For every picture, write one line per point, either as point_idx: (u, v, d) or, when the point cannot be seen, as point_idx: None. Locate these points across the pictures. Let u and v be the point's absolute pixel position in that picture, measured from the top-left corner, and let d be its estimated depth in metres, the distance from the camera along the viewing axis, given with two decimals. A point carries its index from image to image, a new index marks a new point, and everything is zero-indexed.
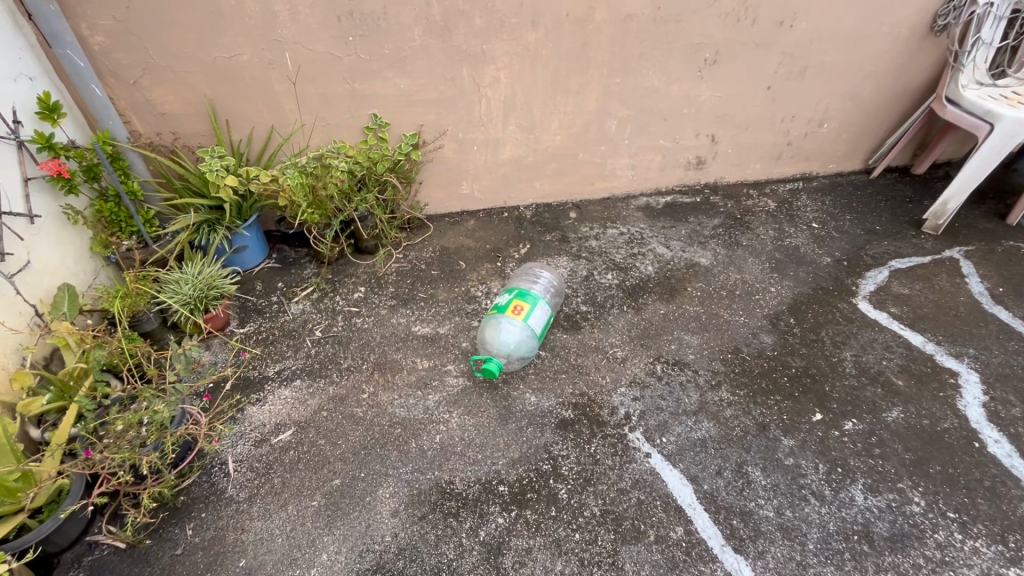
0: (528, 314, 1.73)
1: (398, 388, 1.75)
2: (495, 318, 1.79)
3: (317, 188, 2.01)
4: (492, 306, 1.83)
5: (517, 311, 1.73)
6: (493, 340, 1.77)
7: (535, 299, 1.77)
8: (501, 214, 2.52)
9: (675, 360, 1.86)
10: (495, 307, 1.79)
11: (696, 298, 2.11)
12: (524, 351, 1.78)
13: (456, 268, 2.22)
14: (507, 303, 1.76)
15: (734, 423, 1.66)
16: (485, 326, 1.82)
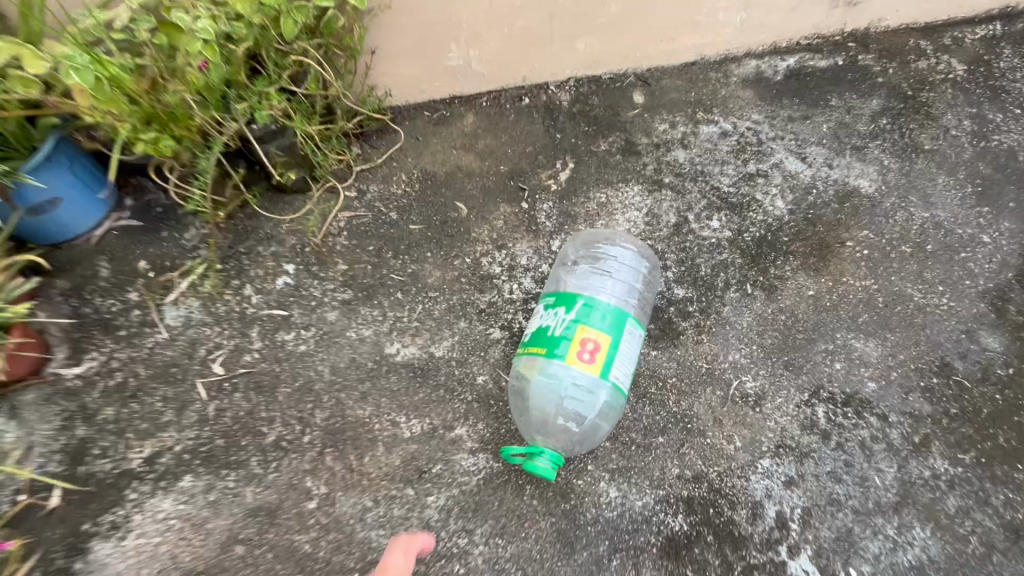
0: (609, 363, 0.91)
1: (375, 485, 0.99)
2: (541, 365, 0.96)
3: (155, 82, 1.04)
4: (531, 335, 0.98)
5: (588, 359, 0.90)
6: (541, 409, 0.96)
7: (619, 328, 0.92)
8: (519, 102, 1.47)
9: (846, 396, 1.09)
10: (540, 345, 0.94)
11: (863, 264, 1.25)
12: (600, 421, 0.98)
13: (454, 218, 1.29)
14: (566, 342, 0.91)
15: (964, 529, 0.97)
16: (522, 373, 0.99)
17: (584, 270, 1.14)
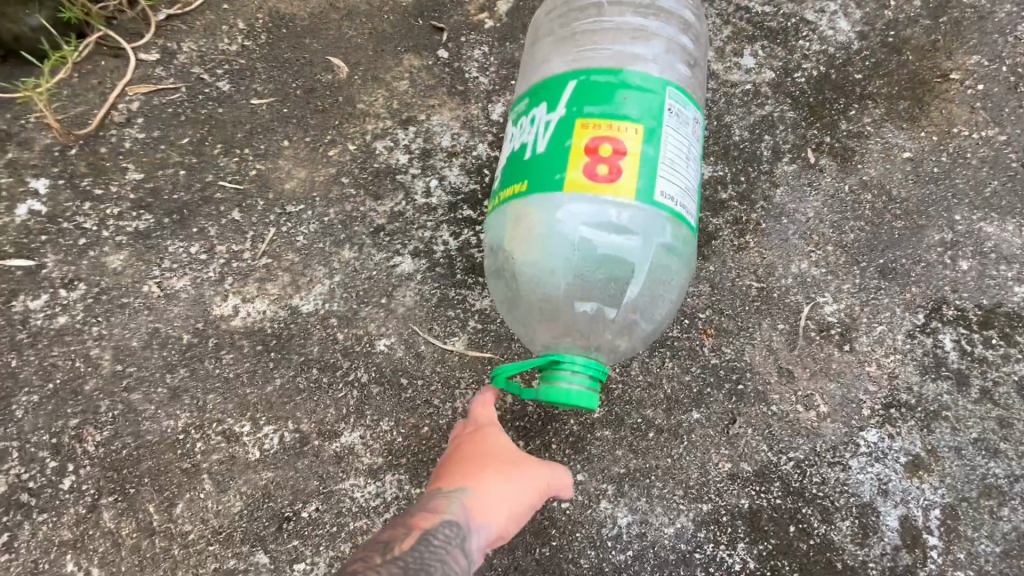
0: (646, 173, 0.51)
1: (206, 548, 0.56)
2: (527, 217, 0.55)
3: None
4: (501, 174, 0.57)
5: (611, 174, 0.51)
6: (543, 292, 0.56)
7: (649, 112, 0.53)
8: None
9: (985, 313, 0.67)
10: (518, 178, 0.53)
11: (979, 104, 0.80)
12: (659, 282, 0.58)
13: (327, 84, 0.77)
14: (563, 155, 0.51)
15: None
16: (497, 243, 0.59)
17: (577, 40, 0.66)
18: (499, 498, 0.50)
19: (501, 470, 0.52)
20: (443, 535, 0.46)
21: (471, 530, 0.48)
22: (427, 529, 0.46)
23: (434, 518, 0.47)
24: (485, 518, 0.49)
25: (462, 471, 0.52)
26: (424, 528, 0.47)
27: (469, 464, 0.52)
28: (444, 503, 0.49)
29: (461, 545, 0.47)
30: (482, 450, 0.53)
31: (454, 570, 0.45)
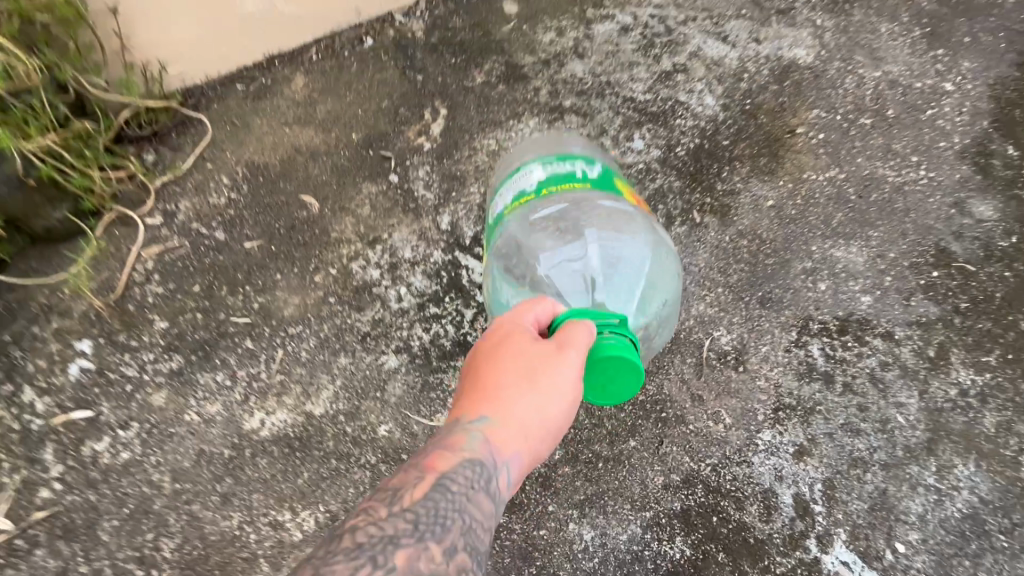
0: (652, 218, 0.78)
1: None
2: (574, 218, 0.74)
3: None
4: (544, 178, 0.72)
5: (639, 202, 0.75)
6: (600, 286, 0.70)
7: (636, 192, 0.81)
8: (359, 46, 1.11)
9: (841, 321, 0.87)
10: (572, 181, 0.71)
11: (821, 150, 1.02)
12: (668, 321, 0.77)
13: (304, 219, 0.95)
14: (606, 180, 0.73)
15: (1013, 448, 0.78)
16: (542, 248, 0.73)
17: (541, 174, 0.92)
18: (533, 421, 0.54)
19: (529, 382, 0.54)
20: (466, 470, 0.51)
21: (502, 455, 0.53)
22: (457, 461, 0.51)
23: (464, 448, 0.52)
24: (520, 441, 0.53)
25: (478, 398, 0.55)
26: (440, 471, 0.51)
27: (502, 380, 0.55)
28: (462, 438, 0.53)
29: (490, 478, 0.51)
30: (506, 363, 0.55)
31: (477, 511, 0.50)
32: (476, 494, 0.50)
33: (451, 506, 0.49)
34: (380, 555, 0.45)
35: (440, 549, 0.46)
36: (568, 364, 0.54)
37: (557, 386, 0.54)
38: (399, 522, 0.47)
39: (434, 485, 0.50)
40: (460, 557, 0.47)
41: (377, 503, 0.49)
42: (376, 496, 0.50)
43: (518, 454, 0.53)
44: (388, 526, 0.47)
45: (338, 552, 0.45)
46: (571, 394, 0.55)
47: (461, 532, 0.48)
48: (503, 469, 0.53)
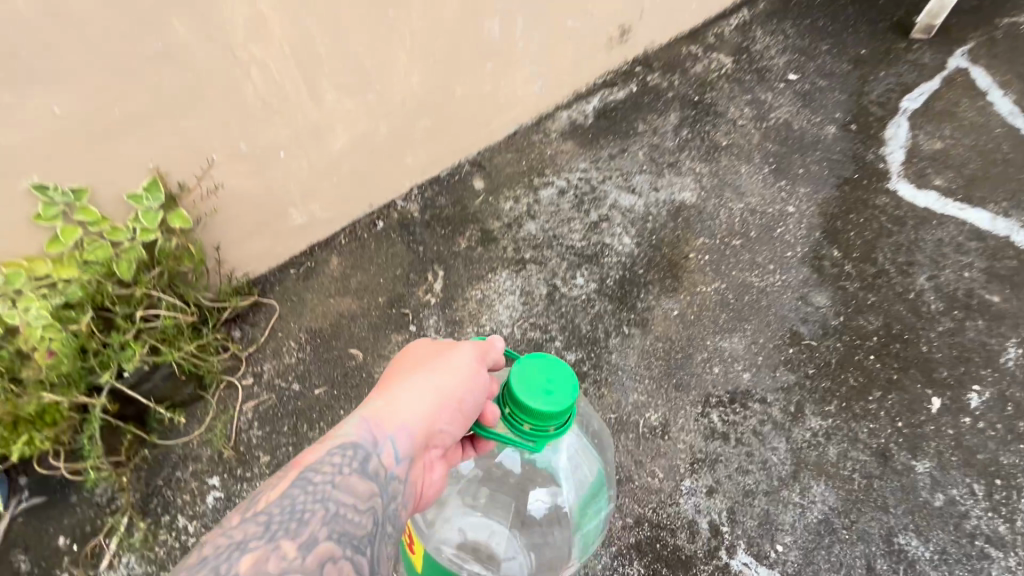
0: None
1: None
2: None
3: (25, 390, 1.10)
4: None
5: None
6: None
7: None
8: (375, 228, 1.55)
9: (731, 395, 1.26)
10: None
11: (707, 268, 1.45)
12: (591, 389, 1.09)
13: (353, 367, 1.35)
14: None
15: (849, 469, 1.17)
16: None
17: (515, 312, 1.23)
18: (423, 397, 0.72)
19: (418, 375, 0.74)
20: (337, 450, 0.66)
21: (384, 421, 0.70)
22: (336, 436, 0.68)
23: (349, 424, 0.69)
24: (400, 411, 0.71)
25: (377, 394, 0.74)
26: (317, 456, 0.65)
27: (396, 383, 0.74)
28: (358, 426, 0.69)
29: (369, 449, 0.67)
30: (405, 379, 0.74)
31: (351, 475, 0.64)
32: (342, 466, 0.65)
33: (310, 495, 0.61)
34: (223, 565, 0.54)
35: (293, 546, 0.57)
36: (454, 352, 0.77)
37: (445, 377, 0.73)
38: (250, 528, 0.58)
39: (298, 475, 0.63)
40: (321, 546, 0.58)
41: (236, 515, 0.60)
42: (236, 513, 0.60)
43: (404, 422, 0.70)
44: (235, 541, 0.57)
45: (187, 569, 0.54)
46: (461, 372, 0.74)
47: (323, 523, 0.60)
48: (382, 433, 0.69)
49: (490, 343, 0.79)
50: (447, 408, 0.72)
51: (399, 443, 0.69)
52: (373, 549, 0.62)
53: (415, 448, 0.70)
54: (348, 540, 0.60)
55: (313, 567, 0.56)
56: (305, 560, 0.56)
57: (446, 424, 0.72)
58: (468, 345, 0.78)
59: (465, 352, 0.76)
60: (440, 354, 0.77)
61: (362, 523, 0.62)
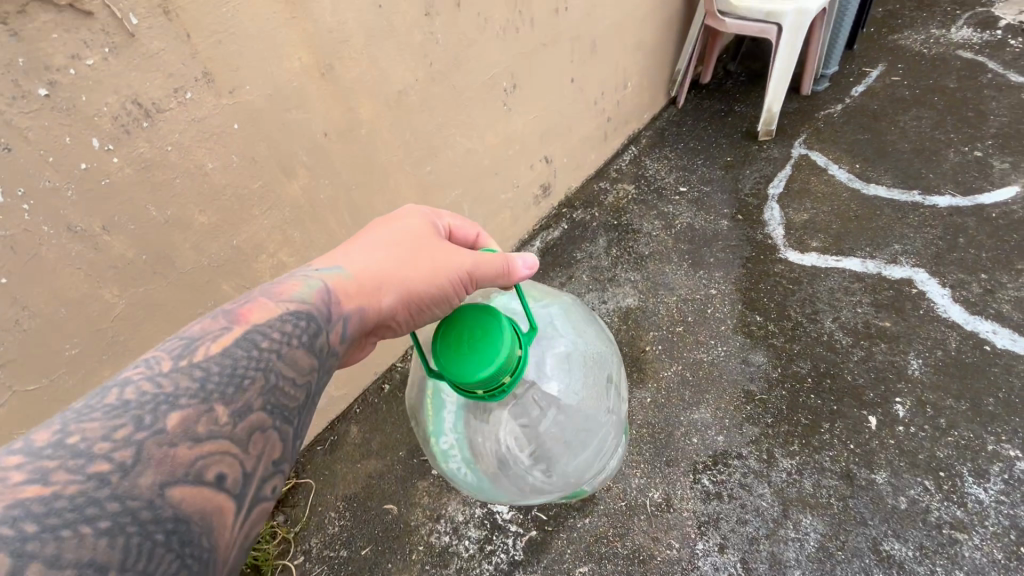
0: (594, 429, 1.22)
1: None
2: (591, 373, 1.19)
3: None
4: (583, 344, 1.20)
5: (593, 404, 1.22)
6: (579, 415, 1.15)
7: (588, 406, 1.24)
8: (382, 391, 1.82)
9: (712, 458, 1.50)
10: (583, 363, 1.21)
11: (664, 355, 1.75)
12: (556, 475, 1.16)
13: (390, 520, 1.53)
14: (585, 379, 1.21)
15: (825, 496, 1.38)
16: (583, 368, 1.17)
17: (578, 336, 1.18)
18: (384, 290, 0.86)
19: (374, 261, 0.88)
20: (289, 318, 0.73)
21: (340, 300, 0.80)
22: (287, 304, 0.74)
23: (306, 295, 0.77)
24: (354, 294, 0.82)
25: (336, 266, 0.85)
26: (266, 316, 0.72)
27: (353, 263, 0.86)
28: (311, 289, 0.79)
29: (321, 321, 0.76)
30: (360, 259, 0.87)
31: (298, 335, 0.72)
32: (293, 335, 0.71)
33: (253, 358, 0.66)
34: (148, 417, 0.56)
35: (225, 410, 0.61)
36: (418, 250, 0.91)
37: (412, 279, 0.87)
38: (180, 379, 0.61)
39: (242, 333, 0.68)
40: (254, 415, 0.62)
41: (168, 361, 0.62)
42: (164, 360, 0.63)
43: (360, 303, 0.82)
44: (162, 391, 0.59)
45: (105, 411, 0.56)
46: (431, 277, 0.88)
47: (260, 392, 0.64)
48: (336, 311, 0.79)
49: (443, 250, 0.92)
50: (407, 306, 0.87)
51: (350, 321, 0.81)
52: (301, 421, 0.67)
53: (362, 326, 0.83)
54: (280, 412, 0.65)
55: (242, 432, 0.61)
56: (235, 427, 0.61)
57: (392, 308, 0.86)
58: (441, 249, 0.91)
59: (437, 259, 0.89)
60: (403, 253, 0.89)
61: (295, 396, 0.67)
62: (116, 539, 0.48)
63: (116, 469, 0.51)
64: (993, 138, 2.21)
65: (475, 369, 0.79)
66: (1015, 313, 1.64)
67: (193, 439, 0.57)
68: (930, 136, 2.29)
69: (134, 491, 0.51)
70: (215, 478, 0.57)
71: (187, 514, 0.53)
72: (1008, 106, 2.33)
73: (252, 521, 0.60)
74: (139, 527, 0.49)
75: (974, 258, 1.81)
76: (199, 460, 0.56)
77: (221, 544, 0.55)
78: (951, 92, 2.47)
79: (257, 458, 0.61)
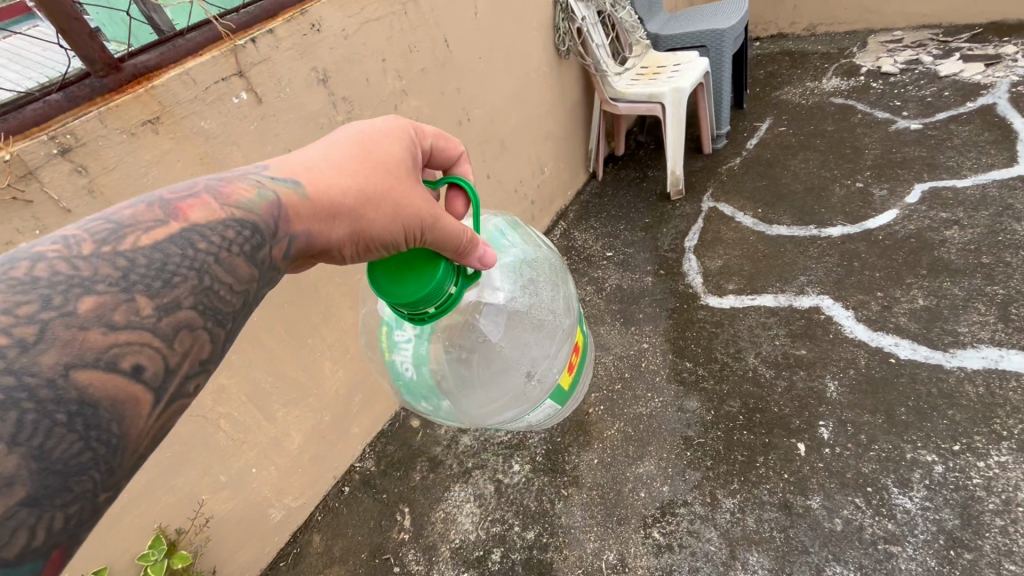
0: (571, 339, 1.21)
1: None
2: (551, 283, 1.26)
3: None
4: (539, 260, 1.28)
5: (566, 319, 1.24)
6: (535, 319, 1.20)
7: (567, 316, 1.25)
8: (341, 494, 1.86)
9: (659, 509, 1.54)
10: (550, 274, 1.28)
11: (606, 414, 1.83)
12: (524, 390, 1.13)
13: None
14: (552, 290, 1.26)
15: (768, 530, 1.42)
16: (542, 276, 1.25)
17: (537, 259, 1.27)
18: (338, 217, 0.80)
19: (332, 175, 0.81)
20: (232, 226, 0.68)
21: (290, 217, 0.75)
22: (232, 210, 0.70)
23: (253, 203, 0.72)
24: (306, 215, 0.77)
25: (292, 171, 0.80)
26: (202, 219, 0.66)
27: (311, 175, 0.80)
28: (259, 197, 0.73)
29: (265, 234, 0.71)
30: (319, 173, 0.81)
31: (236, 245, 0.67)
32: (233, 242, 0.67)
33: (187, 258, 0.62)
34: (58, 298, 0.53)
35: (148, 301, 0.57)
36: (387, 176, 0.84)
37: (371, 213, 0.81)
38: (104, 265, 0.57)
39: (180, 231, 0.63)
40: (181, 313, 0.59)
41: (91, 244, 0.58)
42: (86, 241, 0.58)
43: (309, 223, 0.78)
44: (79, 272, 0.55)
45: (12, 283, 0.53)
46: (390, 221, 0.83)
47: (190, 292, 0.61)
48: (284, 228, 0.74)
49: (408, 187, 0.84)
50: (357, 243, 0.82)
51: (296, 241, 0.76)
52: (231, 324, 0.65)
53: (307, 248, 0.79)
54: (211, 312, 0.62)
55: (164, 326, 0.58)
56: (158, 322, 0.57)
57: (342, 237, 0.81)
58: (413, 191, 0.84)
59: (405, 201, 0.83)
60: (370, 179, 0.83)
61: (228, 300, 0.65)
62: (10, 414, 0.45)
63: (16, 347, 0.48)
64: (871, 169, 2.47)
65: (404, 293, 0.84)
66: (912, 324, 1.78)
67: (108, 326, 0.54)
68: (818, 174, 2.55)
69: (34, 370, 0.48)
70: (131, 368, 0.54)
71: (95, 400, 0.51)
72: (879, 140, 2.63)
73: (168, 416, 0.58)
74: (37, 405, 0.47)
75: (870, 279, 1.98)
76: (112, 349, 0.53)
77: (135, 434, 0.54)
78: (830, 133, 2.79)
79: (179, 355, 0.59)
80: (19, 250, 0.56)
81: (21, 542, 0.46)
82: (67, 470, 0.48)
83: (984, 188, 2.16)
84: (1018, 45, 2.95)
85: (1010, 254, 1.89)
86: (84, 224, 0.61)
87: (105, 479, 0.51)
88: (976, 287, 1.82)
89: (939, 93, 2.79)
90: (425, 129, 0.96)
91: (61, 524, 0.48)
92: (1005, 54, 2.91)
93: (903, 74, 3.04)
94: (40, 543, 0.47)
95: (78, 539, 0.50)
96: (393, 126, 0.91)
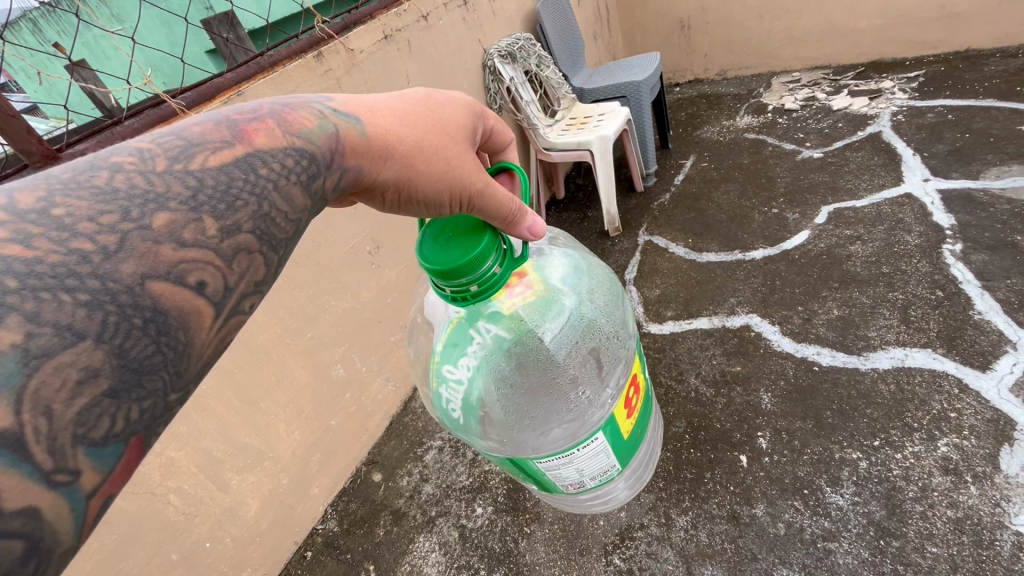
0: (639, 374, 1.16)
1: None
2: (607, 303, 1.24)
3: None
4: (595, 279, 1.25)
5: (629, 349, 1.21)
6: (596, 343, 1.20)
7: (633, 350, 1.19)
8: (305, 559, 1.82)
9: (619, 535, 1.59)
10: (606, 294, 1.25)
11: None
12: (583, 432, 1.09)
13: None
14: (610, 308, 1.24)
15: (720, 543, 1.49)
16: (598, 297, 1.23)
17: (590, 278, 1.23)
18: (389, 161, 0.80)
19: (392, 121, 0.82)
20: (293, 154, 0.68)
21: (347, 154, 0.75)
22: (293, 138, 0.69)
23: (316, 136, 0.71)
24: (360, 152, 0.77)
25: (354, 108, 0.81)
26: (263, 147, 0.65)
27: (371, 117, 0.81)
28: (318, 130, 0.73)
29: (319, 167, 0.71)
30: (379, 117, 0.82)
31: (293, 175, 0.67)
32: (293, 171, 0.67)
33: (249, 183, 0.61)
34: (135, 211, 0.52)
35: (214, 222, 0.57)
36: (444, 133, 0.85)
37: (422, 166, 0.82)
38: (174, 181, 0.56)
39: (245, 154, 0.63)
40: (241, 236, 0.59)
41: (162, 160, 0.57)
42: (157, 155, 0.58)
43: (362, 162, 0.77)
44: (150, 187, 0.55)
45: (100, 192, 0.52)
46: (437, 180, 0.82)
47: (251, 217, 0.60)
48: (339, 161, 0.74)
49: (461, 151, 0.85)
50: (402, 190, 0.83)
51: (346, 176, 0.76)
52: (287, 251, 0.65)
53: (353, 186, 0.78)
54: (268, 239, 0.62)
55: (226, 248, 0.57)
56: (221, 243, 0.57)
57: (386, 185, 0.81)
58: (464, 157, 0.84)
59: (458, 162, 0.83)
60: (427, 138, 0.83)
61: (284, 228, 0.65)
62: (94, 314, 0.45)
63: (97, 249, 0.48)
64: (783, 196, 2.72)
65: (453, 261, 0.80)
66: (828, 332, 1.95)
67: (178, 242, 0.53)
68: (738, 204, 2.79)
69: (115, 275, 0.47)
70: (196, 283, 0.53)
71: (166, 308, 0.50)
72: (788, 169, 2.91)
73: (229, 329, 0.57)
74: (118, 308, 0.46)
75: (792, 295, 2.16)
76: (181, 264, 0.52)
77: (199, 343, 0.53)
78: (747, 166, 3.06)
79: (239, 276, 0.59)
80: (93, 158, 0.56)
81: (106, 426, 0.44)
82: (141, 368, 0.47)
83: (878, 207, 2.43)
84: (894, 80, 3.37)
85: (905, 263, 2.11)
86: (154, 137, 0.60)
87: (176, 379, 0.49)
88: (880, 294, 2.02)
89: (834, 126, 3.15)
90: (492, 113, 0.97)
91: (138, 416, 0.47)
92: (884, 88, 3.32)
93: (803, 110, 3.41)
94: (120, 430, 0.45)
95: (154, 431, 0.48)
96: (468, 99, 0.93)
